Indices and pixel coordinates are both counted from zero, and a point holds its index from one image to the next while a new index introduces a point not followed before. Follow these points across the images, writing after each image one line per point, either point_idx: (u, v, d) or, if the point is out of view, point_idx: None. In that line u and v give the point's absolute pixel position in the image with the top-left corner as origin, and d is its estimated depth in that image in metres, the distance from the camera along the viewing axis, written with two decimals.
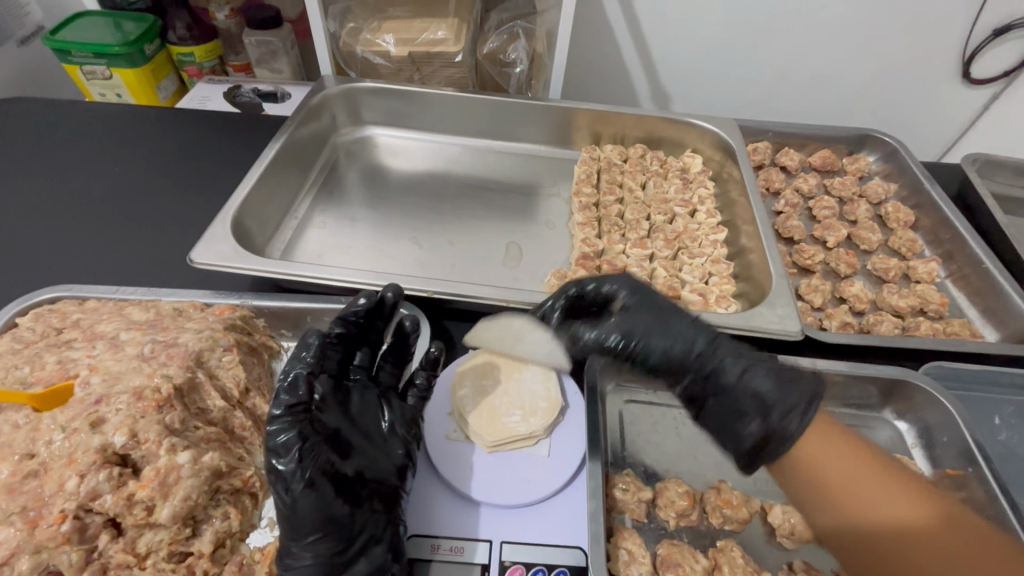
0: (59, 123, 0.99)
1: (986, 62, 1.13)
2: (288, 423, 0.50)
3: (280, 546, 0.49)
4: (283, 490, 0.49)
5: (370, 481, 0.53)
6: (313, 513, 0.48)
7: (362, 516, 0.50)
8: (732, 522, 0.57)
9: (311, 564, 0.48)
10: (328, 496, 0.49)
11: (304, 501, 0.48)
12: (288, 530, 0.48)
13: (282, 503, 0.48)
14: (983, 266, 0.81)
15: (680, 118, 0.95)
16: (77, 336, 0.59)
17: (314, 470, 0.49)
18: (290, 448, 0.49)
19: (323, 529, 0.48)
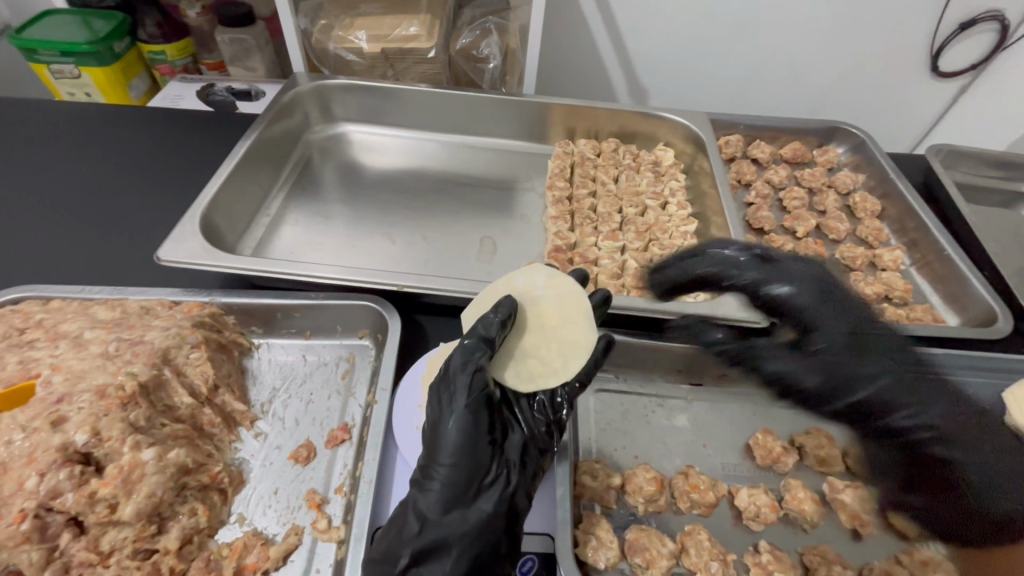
0: (25, 123, 0.97)
1: (952, 55, 1.16)
2: (469, 359, 0.50)
3: (419, 468, 0.49)
4: (443, 419, 0.49)
5: (524, 439, 0.52)
6: (462, 444, 0.48)
7: (502, 474, 0.49)
8: (699, 506, 0.58)
9: (440, 493, 0.47)
10: (480, 440, 0.48)
11: (457, 432, 0.48)
12: (428, 454, 0.49)
13: (440, 425, 0.49)
14: (945, 253, 0.83)
15: (653, 112, 0.96)
16: (40, 336, 0.59)
17: (479, 409, 0.49)
18: (460, 378, 0.49)
19: (464, 467, 0.48)
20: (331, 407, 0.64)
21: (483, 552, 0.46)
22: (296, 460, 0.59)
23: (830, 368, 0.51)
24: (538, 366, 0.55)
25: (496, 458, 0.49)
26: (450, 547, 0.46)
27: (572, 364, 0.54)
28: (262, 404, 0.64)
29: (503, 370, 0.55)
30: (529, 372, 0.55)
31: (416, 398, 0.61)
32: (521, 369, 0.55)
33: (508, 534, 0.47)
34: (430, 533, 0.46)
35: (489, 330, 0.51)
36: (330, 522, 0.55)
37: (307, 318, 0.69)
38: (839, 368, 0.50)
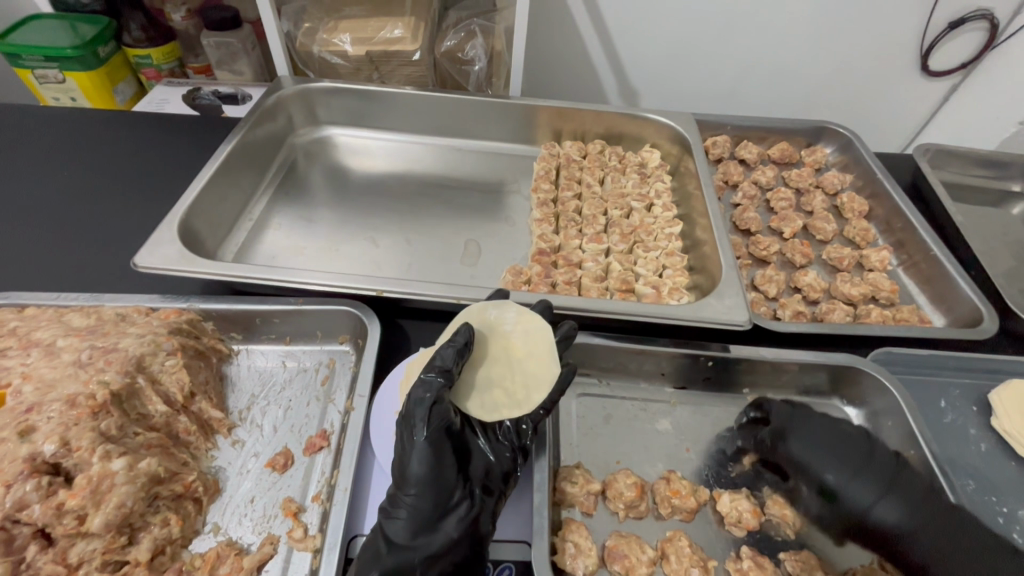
0: (8, 128, 0.97)
1: (942, 54, 1.16)
2: (430, 393, 0.51)
3: (388, 494, 0.51)
4: (406, 450, 0.50)
5: (485, 458, 0.53)
6: (425, 472, 0.49)
7: (466, 496, 0.51)
8: (681, 511, 0.57)
9: (407, 518, 0.49)
10: (444, 467, 0.50)
11: (422, 466, 0.49)
12: (397, 484, 0.50)
13: (404, 457, 0.50)
14: (932, 253, 0.82)
15: (639, 113, 0.96)
16: (12, 344, 0.58)
17: (440, 441, 0.50)
18: (420, 411, 0.50)
19: (429, 495, 0.49)
20: (310, 414, 0.63)
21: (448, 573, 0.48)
22: (273, 468, 0.58)
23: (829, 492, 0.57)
24: (503, 398, 0.57)
25: (459, 482, 0.51)
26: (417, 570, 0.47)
27: (535, 396, 0.57)
28: (240, 411, 0.63)
29: (468, 400, 0.57)
30: (494, 403, 0.56)
31: (394, 405, 0.60)
32: (487, 400, 0.57)
33: (473, 552, 0.49)
34: (397, 557, 0.48)
35: (444, 363, 0.52)
36: (306, 531, 0.54)
37: (287, 323, 0.68)
38: (844, 501, 0.56)
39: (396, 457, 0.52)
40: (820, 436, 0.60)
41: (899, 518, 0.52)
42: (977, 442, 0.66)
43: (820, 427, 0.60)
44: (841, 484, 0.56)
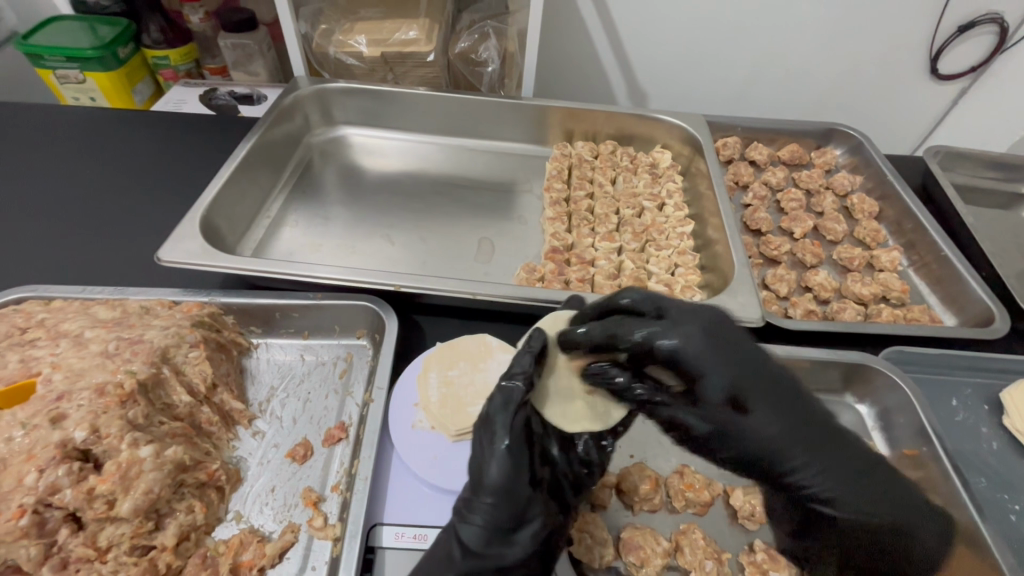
0: (31, 127, 0.99)
1: (952, 58, 1.16)
2: (514, 400, 0.51)
3: (459, 499, 0.50)
4: (486, 457, 0.49)
5: (558, 469, 0.53)
6: (506, 481, 0.48)
7: (541, 507, 0.50)
8: (695, 505, 0.58)
9: (482, 528, 0.47)
10: (523, 476, 0.49)
11: (502, 472, 0.48)
12: (472, 489, 0.49)
13: (484, 464, 0.49)
14: (943, 254, 0.83)
15: (650, 114, 0.97)
16: (41, 335, 0.59)
17: (520, 449, 0.50)
18: (502, 418, 0.50)
19: (507, 504, 0.48)
20: (328, 406, 0.65)
21: None
22: (293, 459, 0.59)
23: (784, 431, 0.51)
24: (585, 412, 0.57)
25: (536, 491, 0.50)
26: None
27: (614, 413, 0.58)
28: (260, 403, 0.65)
29: (551, 413, 0.56)
30: (577, 414, 0.57)
31: (411, 397, 0.61)
32: (568, 410, 0.56)
33: (542, 561, 0.49)
34: (473, 567, 0.47)
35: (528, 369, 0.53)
36: (327, 520, 0.55)
37: (305, 318, 0.69)
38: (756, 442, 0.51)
39: (472, 461, 0.51)
40: (710, 343, 0.48)
41: (832, 487, 0.51)
42: (988, 441, 0.67)
43: (701, 333, 0.48)
44: (784, 427, 0.50)
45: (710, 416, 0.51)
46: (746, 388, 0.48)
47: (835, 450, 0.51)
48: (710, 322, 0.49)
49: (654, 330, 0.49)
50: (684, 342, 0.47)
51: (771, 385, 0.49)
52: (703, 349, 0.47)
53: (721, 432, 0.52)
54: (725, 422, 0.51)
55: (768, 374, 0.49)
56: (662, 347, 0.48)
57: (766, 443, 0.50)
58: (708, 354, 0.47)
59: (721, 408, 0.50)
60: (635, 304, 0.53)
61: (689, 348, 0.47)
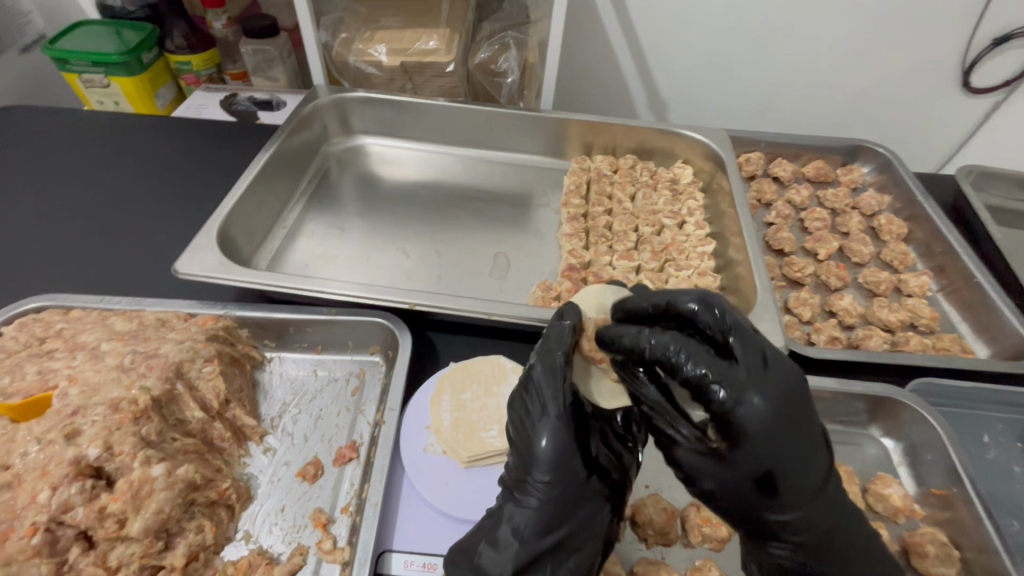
0: (56, 131, 1.00)
1: (986, 72, 1.12)
2: (559, 372, 0.50)
3: (513, 479, 0.50)
4: (534, 433, 0.49)
5: (611, 443, 0.53)
6: (558, 455, 0.48)
7: (599, 483, 0.50)
8: (711, 540, 0.56)
9: (536, 507, 0.47)
10: (575, 451, 0.49)
11: (553, 448, 0.48)
12: (522, 467, 0.49)
13: (532, 441, 0.49)
14: (975, 280, 0.80)
15: (672, 129, 0.95)
16: (59, 346, 0.60)
17: (570, 421, 0.49)
18: (548, 390, 0.50)
19: (560, 481, 0.48)
20: (340, 424, 0.64)
21: (581, 561, 0.47)
22: (303, 478, 0.59)
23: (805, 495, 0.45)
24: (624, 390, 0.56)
25: (591, 466, 0.50)
26: (546, 561, 0.47)
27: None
28: (272, 419, 0.64)
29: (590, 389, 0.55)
30: (614, 390, 0.56)
31: (424, 419, 0.60)
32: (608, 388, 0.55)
33: (603, 541, 0.49)
34: (530, 547, 0.46)
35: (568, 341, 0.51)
36: (335, 543, 0.54)
37: (319, 332, 0.69)
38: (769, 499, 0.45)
39: (518, 441, 0.51)
40: (774, 414, 0.43)
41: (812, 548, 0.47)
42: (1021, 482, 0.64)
43: (774, 397, 0.43)
44: (805, 493, 0.45)
45: (722, 474, 0.46)
46: (787, 456, 0.44)
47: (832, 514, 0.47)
48: (786, 389, 0.44)
49: (712, 370, 0.43)
50: (752, 407, 0.42)
51: (812, 449, 0.45)
52: (767, 424, 0.42)
53: (716, 482, 0.46)
54: (721, 475, 0.46)
55: (812, 449, 0.45)
56: (719, 398, 0.43)
57: (775, 503, 0.46)
58: (768, 419, 0.43)
59: (746, 469, 0.44)
60: (700, 319, 0.47)
61: (752, 417, 0.42)
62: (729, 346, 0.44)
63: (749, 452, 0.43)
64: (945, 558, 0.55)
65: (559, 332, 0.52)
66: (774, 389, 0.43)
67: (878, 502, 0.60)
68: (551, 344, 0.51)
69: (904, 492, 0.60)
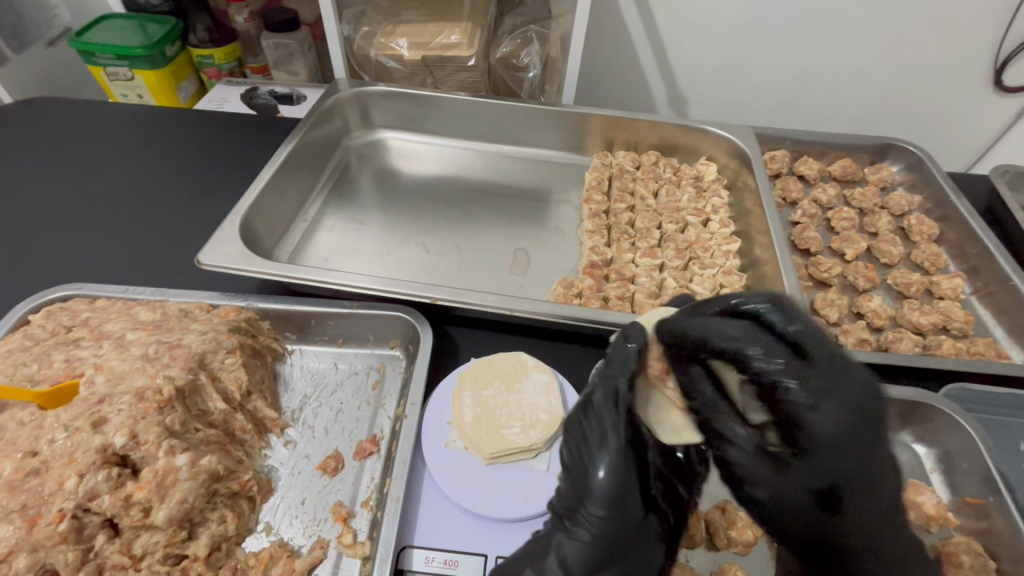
0: (82, 123, 1.01)
1: (1021, 69, 1.09)
2: (623, 404, 0.49)
3: (564, 508, 0.49)
4: (593, 465, 0.48)
5: (671, 481, 0.51)
6: (615, 491, 0.47)
7: (655, 527, 0.48)
8: (737, 544, 0.55)
9: (589, 540, 0.46)
10: (632, 490, 0.47)
11: (610, 482, 0.47)
12: (575, 498, 0.48)
13: (589, 472, 0.48)
14: (1011, 283, 0.77)
15: (696, 125, 0.93)
16: (85, 335, 0.60)
17: (631, 456, 0.48)
18: (608, 421, 0.49)
19: (615, 517, 0.46)
20: (360, 418, 0.64)
21: None
22: (324, 471, 0.59)
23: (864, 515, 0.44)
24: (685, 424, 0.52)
25: (649, 507, 0.48)
26: None
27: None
28: (293, 411, 0.64)
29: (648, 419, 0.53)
30: (677, 424, 0.53)
31: (445, 415, 0.60)
32: (667, 420, 0.53)
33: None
34: None
35: (631, 371, 0.51)
36: (356, 537, 0.54)
37: (340, 325, 0.69)
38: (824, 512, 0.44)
39: (572, 470, 0.49)
40: (845, 426, 0.41)
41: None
42: None
43: (855, 406, 0.41)
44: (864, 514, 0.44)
45: (780, 483, 0.45)
46: (854, 470, 0.42)
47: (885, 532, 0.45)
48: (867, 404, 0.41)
49: (786, 373, 0.42)
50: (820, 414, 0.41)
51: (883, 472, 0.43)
52: (837, 430, 0.41)
53: (768, 489, 0.46)
54: (776, 484, 0.45)
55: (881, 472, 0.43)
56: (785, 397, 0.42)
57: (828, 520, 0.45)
58: (844, 430, 0.41)
59: (808, 481, 0.43)
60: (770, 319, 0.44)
61: (823, 426, 0.41)
62: (805, 350, 0.42)
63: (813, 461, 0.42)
64: (981, 569, 0.53)
65: (622, 360, 0.52)
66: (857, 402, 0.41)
67: (910, 510, 0.59)
68: (613, 374, 0.51)
69: (937, 500, 0.58)
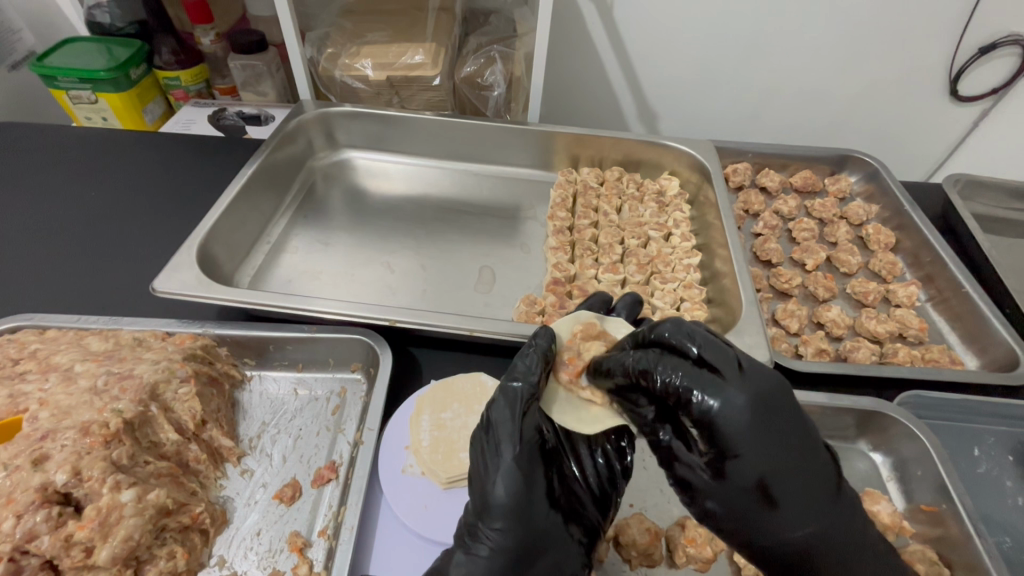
0: (42, 148, 1.00)
1: (973, 80, 1.12)
2: (517, 407, 0.48)
3: (468, 523, 0.48)
4: (491, 474, 0.46)
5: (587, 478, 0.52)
6: (512, 500, 0.46)
7: (562, 529, 0.47)
8: (696, 561, 0.55)
9: (488, 556, 0.45)
10: (531, 498, 0.46)
11: (510, 492, 0.46)
12: (476, 511, 0.47)
13: (486, 485, 0.46)
14: (964, 291, 0.79)
15: (658, 141, 0.95)
16: (32, 367, 0.59)
17: (528, 462, 0.47)
18: (505, 425, 0.47)
19: (515, 532, 0.45)
20: (319, 444, 0.63)
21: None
22: (280, 500, 0.58)
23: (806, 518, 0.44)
24: (609, 421, 0.53)
25: (554, 512, 0.47)
26: None
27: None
28: (250, 439, 0.63)
29: (568, 420, 0.53)
30: (594, 421, 0.53)
31: (403, 439, 0.60)
32: (585, 417, 0.53)
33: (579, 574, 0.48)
34: None
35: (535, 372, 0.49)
36: (312, 568, 0.53)
37: (299, 350, 0.68)
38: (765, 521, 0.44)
39: (474, 484, 0.48)
40: (749, 423, 0.42)
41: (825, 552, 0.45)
42: (1013, 496, 0.63)
43: (764, 387, 0.43)
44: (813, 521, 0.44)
45: (720, 490, 0.44)
46: (780, 468, 0.42)
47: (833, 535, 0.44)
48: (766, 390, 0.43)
49: (686, 377, 0.43)
50: (732, 406, 0.42)
51: (794, 452, 0.44)
52: (747, 420, 0.42)
53: (722, 505, 0.45)
54: (733, 498, 0.44)
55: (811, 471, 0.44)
56: (701, 406, 0.42)
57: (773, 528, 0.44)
58: (747, 428, 0.42)
59: (747, 483, 0.43)
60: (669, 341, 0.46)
61: (733, 417, 0.42)
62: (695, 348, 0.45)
63: (745, 469, 0.42)
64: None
65: (530, 359, 0.51)
66: (755, 396, 0.43)
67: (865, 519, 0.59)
68: (510, 377, 0.50)
69: (891, 509, 0.59)
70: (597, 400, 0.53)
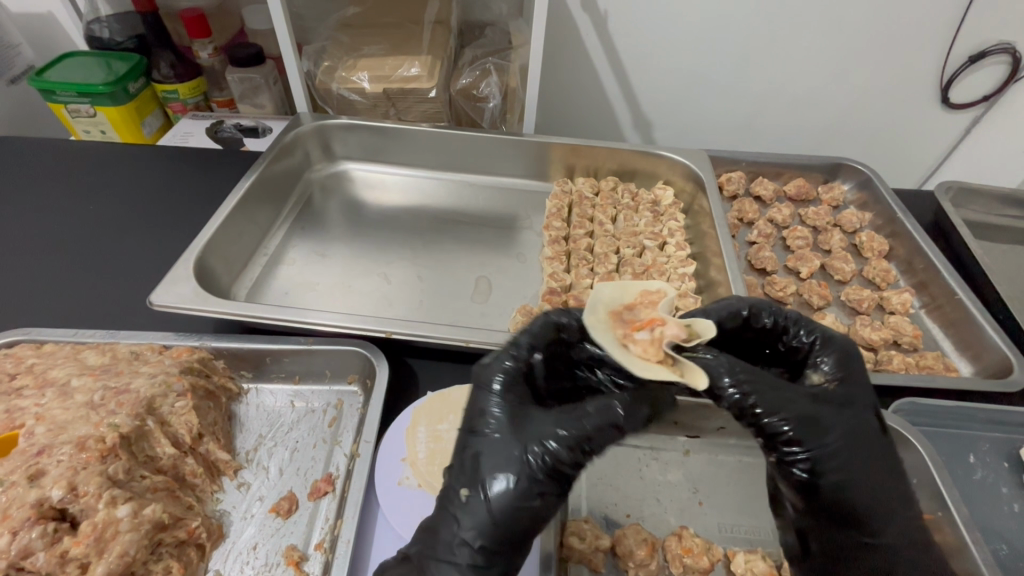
0: (40, 162, 1.00)
1: (963, 87, 1.13)
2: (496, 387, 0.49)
3: (454, 501, 0.45)
4: (476, 455, 0.46)
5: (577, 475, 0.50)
6: (514, 487, 0.43)
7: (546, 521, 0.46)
8: (693, 571, 0.55)
9: (477, 535, 0.43)
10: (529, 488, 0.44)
11: (500, 471, 0.44)
12: (455, 498, 0.45)
13: (494, 466, 0.45)
14: (957, 297, 0.79)
15: (652, 151, 0.96)
16: (28, 383, 0.59)
17: (520, 443, 0.45)
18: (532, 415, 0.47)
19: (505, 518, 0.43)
20: (316, 457, 0.63)
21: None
22: (277, 513, 0.58)
23: (869, 471, 0.47)
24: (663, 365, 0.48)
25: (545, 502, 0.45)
26: None
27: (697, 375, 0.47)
28: (247, 452, 0.63)
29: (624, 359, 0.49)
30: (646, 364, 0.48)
31: (399, 452, 0.60)
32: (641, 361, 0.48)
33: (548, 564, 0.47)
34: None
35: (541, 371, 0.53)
36: None
37: (296, 362, 0.68)
38: (850, 455, 0.47)
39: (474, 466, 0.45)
40: (846, 357, 0.52)
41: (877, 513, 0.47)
42: (1008, 502, 0.63)
43: (847, 342, 0.54)
44: (875, 469, 0.48)
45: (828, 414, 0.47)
46: (863, 400, 0.50)
47: (876, 487, 0.47)
48: (844, 340, 0.53)
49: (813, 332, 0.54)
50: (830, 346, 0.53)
51: (867, 398, 0.50)
52: (841, 360, 0.52)
53: (825, 428, 0.46)
54: (832, 421, 0.47)
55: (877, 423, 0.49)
56: (817, 349, 0.53)
57: (850, 466, 0.46)
58: (850, 363, 0.52)
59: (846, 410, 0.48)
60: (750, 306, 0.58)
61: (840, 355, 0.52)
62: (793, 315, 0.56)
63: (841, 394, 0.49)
64: None
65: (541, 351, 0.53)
66: (844, 347, 0.53)
67: None
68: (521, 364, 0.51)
69: None
70: (649, 347, 0.49)
